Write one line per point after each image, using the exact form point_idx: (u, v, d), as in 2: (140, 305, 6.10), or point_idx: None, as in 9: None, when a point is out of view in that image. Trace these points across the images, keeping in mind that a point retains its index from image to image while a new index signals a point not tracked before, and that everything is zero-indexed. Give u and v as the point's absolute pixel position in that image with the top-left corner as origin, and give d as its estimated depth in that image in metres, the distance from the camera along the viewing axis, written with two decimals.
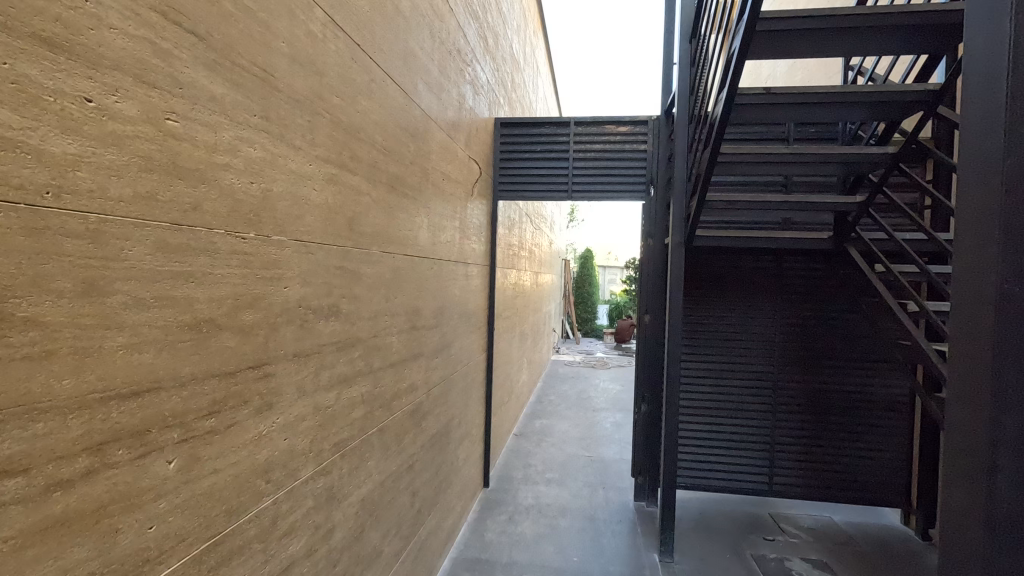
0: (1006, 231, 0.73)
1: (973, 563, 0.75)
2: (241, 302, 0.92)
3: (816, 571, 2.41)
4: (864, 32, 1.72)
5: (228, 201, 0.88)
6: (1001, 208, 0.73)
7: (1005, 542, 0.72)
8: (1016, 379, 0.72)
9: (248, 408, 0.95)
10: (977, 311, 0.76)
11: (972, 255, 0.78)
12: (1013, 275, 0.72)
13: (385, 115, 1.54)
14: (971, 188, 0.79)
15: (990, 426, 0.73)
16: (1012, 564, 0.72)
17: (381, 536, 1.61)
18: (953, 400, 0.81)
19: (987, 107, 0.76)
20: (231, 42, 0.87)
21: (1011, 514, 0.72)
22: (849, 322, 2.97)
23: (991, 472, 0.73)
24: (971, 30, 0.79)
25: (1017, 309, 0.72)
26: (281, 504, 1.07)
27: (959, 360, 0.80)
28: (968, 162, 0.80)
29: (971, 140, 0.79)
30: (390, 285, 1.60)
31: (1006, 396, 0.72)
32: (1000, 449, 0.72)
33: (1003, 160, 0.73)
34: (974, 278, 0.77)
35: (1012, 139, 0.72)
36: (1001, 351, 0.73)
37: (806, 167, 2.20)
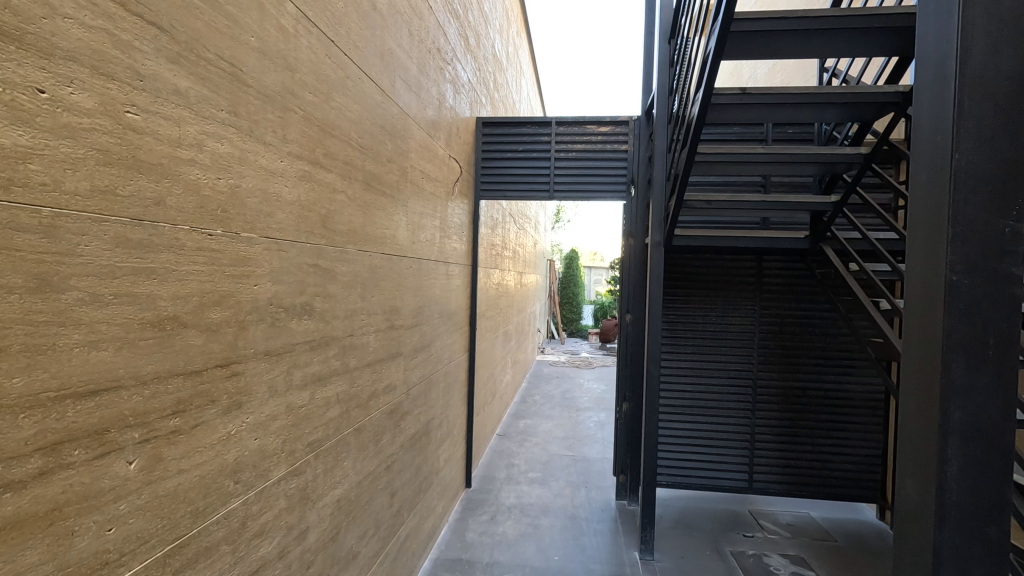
0: (952, 224, 0.74)
1: (925, 552, 0.76)
2: (208, 299, 0.90)
3: (794, 566, 2.44)
4: (838, 33, 1.75)
5: (194, 197, 0.86)
6: (948, 201, 0.74)
7: (952, 531, 0.74)
8: (963, 370, 0.73)
9: (215, 407, 0.93)
10: (928, 307, 0.78)
11: (923, 252, 0.79)
12: (961, 266, 0.74)
13: (362, 114, 1.53)
14: (922, 185, 0.80)
15: (940, 418, 0.74)
16: (957, 551, 0.74)
17: (359, 537, 1.60)
18: (906, 393, 0.82)
19: (937, 101, 0.76)
20: (197, 36, 0.85)
21: (960, 502, 0.74)
22: (826, 320, 3.01)
23: (941, 463, 0.74)
24: (919, 28, 0.81)
25: (964, 300, 0.73)
26: (251, 505, 1.05)
27: (910, 349, 0.81)
28: (920, 159, 0.81)
29: (922, 135, 0.80)
30: (366, 284, 1.59)
31: (952, 386, 0.74)
32: (949, 439, 0.74)
33: (950, 154, 0.74)
34: (924, 271, 0.79)
35: (960, 134, 0.73)
36: (950, 344, 0.74)
37: (781, 168, 2.22)
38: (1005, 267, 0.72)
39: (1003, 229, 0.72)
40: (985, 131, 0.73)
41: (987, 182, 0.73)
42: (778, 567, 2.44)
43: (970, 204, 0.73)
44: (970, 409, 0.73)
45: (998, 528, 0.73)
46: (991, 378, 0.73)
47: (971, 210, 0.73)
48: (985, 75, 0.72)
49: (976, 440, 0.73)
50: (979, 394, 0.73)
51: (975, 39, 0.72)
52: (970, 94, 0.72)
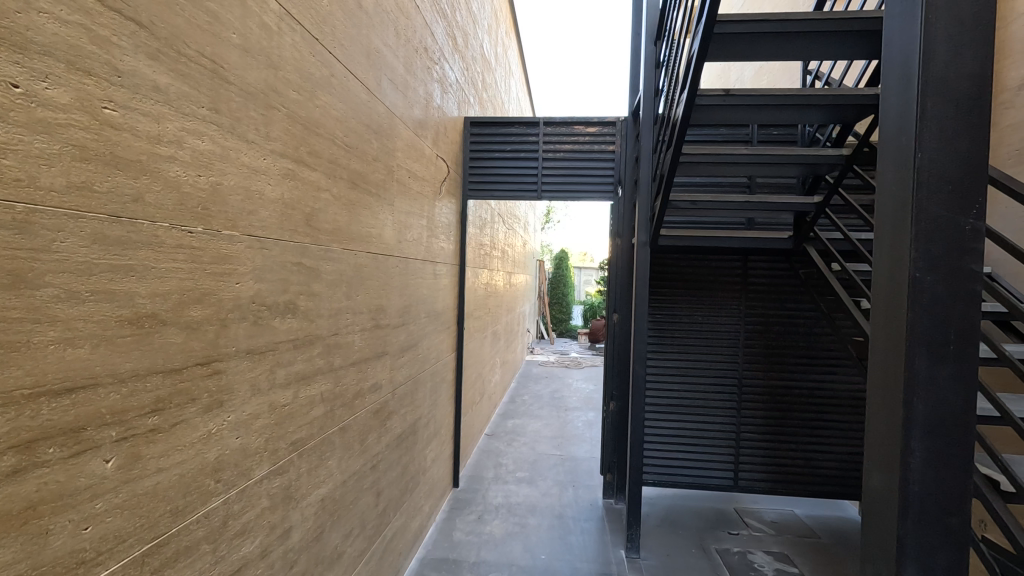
0: (915, 221, 0.75)
1: (891, 542, 0.78)
2: (188, 297, 0.90)
3: (778, 563, 2.47)
4: (820, 35, 1.77)
5: (174, 194, 0.86)
6: (911, 200, 0.76)
7: (916, 521, 0.76)
8: (926, 364, 0.75)
9: (196, 405, 0.93)
10: (893, 304, 0.79)
11: (890, 249, 0.81)
12: (924, 262, 0.75)
13: (347, 112, 1.53)
14: (889, 185, 0.81)
15: (903, 410, 0.76)
16: (921, 542, 0.76)
17: (344, 536, 1.59)
18: (874, 387, 0.84)
19: (903, 101, 0.78)
20: (177, 32, 0.85)
21: (923, 493, 0.75)
22: (810, 320, 3.04)
23: (905, 454, 0.76)
24: (886, 31, 0.83)
25: (928, 296, 0.75)
26: (233, 504, 1.04)
27: (878, 345, 0.83)
28: (886, 159, 0.83)
29: (889, 135, 0.82)
30: (351, 283, 1.59)
31: (916, 380, 0.75)
32: (913, 431, 0.75)
33: (913, 154, 0.75)
34: (892, 267, 0.80)
35: (923, 134, 0.75)
36: (913, 340, 0.75)
37: (765, 168, 2.24)
38: (967, 263, 0.74)
39: (965, 226, 0.74)
40: (947, 131, 0.74)
41: (949, 181, 0.74)
42: (763, 564, 2.46)
43: (932, 203, 0.75)
44: (933, 403, 0.75)
45: (960, 517, 0.75)
46: (954, 372, 0.74)
47: (933, 208, 0.75)
48: (947, 77, 0.73)
49: (938, 432, 0.75)
50: (942, 387, 0.75)
51: (938, 41, 0.73)
52: (934, 94, 0.74)
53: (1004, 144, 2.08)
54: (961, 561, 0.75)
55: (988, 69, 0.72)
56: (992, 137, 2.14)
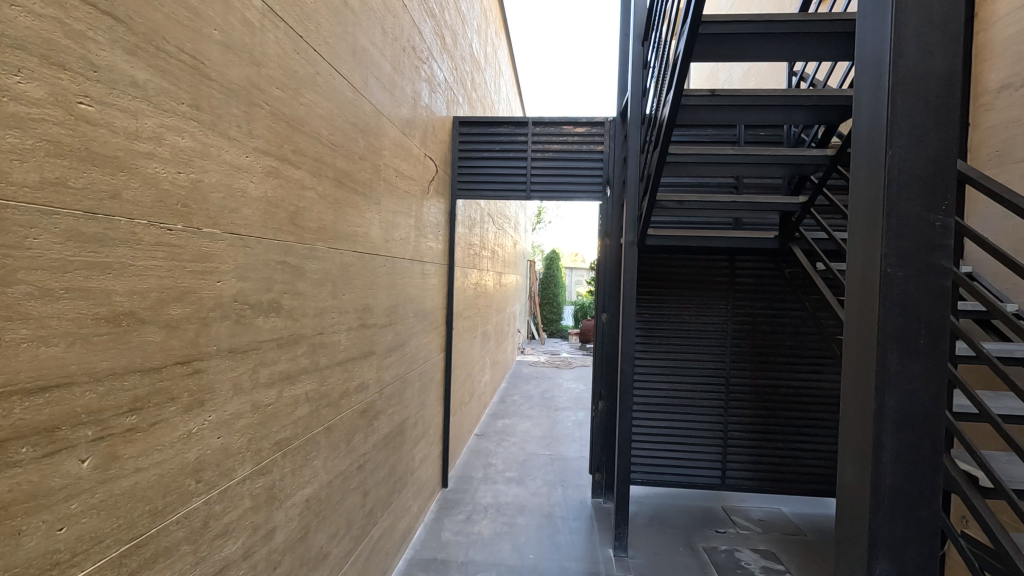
0: (887, 218, 0.76)
1: (862, 535, 0.79)
2: (167, 295, 0.89)
3: (764, 560, 2.48)
4: (805, 36, 1.78)
5: (152, 191, 0.85)
6: (883, 197, 0.77)
7: (887, 514, 0.77)
8: (896, 359, 0.76)
9: (176, 405, 0.92)
10: (866, 299, 0.80)
11: (863, 246, 0.81)
12: (895, 258, 0.76)
13: (333, 110, 1.52)
14: (862, 182, 0.82)
15: (874, 405, 0.77)
16: (891, 534, 0.77)
17: (329, 537, 1.58)
18: (849, 382, 0.84)
19: (875, 99, 0.79)
20: (155, 28, 0.84)
21: (894, 485, 0.76)
22: (796, 319, 3.06)
23: (877, 448, 0.77)
24: (859, 32, 0.84)
25: (898, 292, 0.76)
26: (214, 504, 1.03)
27: (851, 340, 0.84)
28: (859, 157, 0.83)
29: (862, 133, 0.83)
30: (337, 282, 1.58)
31: (887, 374, 0.76)
32: (884, 426, 0.76)
33: (884, 152, 0.76)
34: (864, 264, 0.81)
35: (893, 131, 0.75)
36: (885, 336, 0.76)
37: (750, 168, 2.26)
38: (936, 259, 0.75)
39: (934, 222, 0.75)
40: (917, 129, 0.75)
41: (919, 178, 0.75)
42: (749, 562, 2.48)
43: (903, 200, 0.75)
44: (903, 397, 0.76)
45: (929, 509, 0.76)
46: (924, 367, 0.75)
47: (904, 205, 0.75)
48: (917, 76, 0.74)
49: (908, 425, 0.76)
50: (911, 382, 0.76)
51: (908, 40, 0.74)
52: (904, 92, 0.75)
53: (984, 146, 2.11)
54: (930, 551, 0.76)
55: (957, 68, 0.73)
56: (973, 138, 2.17)
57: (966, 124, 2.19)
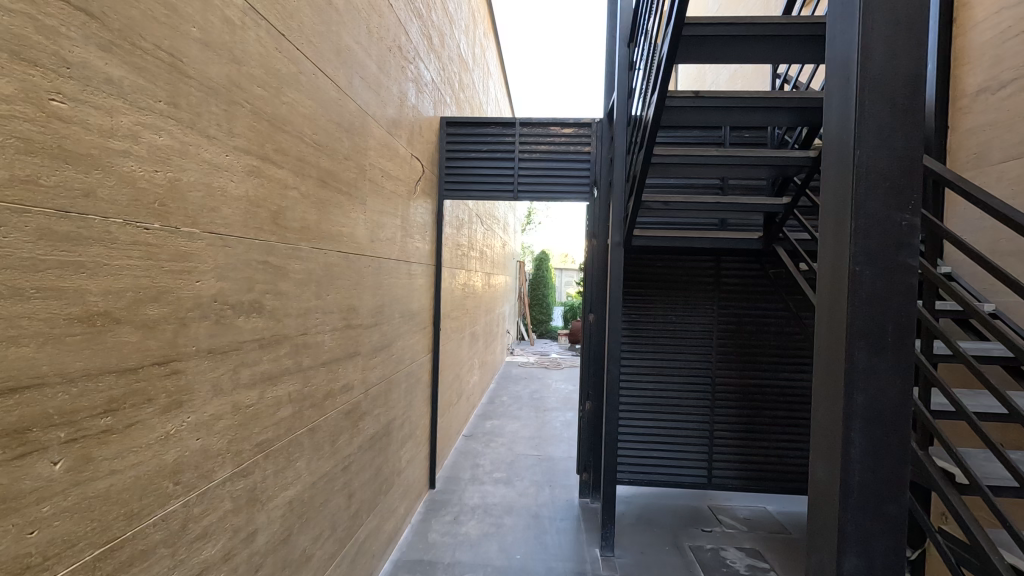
0: (855, 216, 0.77)
1: (832, 530, 0.79)
2: (144, 295, 0.88)
3: (749, 559, 2.50)
4: (788, 39, 1.80)
5: (128, 190, 0.84)
6: (850, 197, 0.78)
7: (856, 509, 0.78)
8: (864, 356, 0.77)
9: (153, 406, 0.91)
10: (836, 298, 0.81)
11: (833, 244, 0.82)
12: (863, 257, 0.77)
13: (316, 109, 1.51)
14: (832, 181, 0.83)
15: (844, 402, 0.78)
16: (859, 528, 0.78)
17: (313, 539, 1.57)
18: (820, 379, 0.85)
19: (844, 99, 0.80)
20: (131, 24, 0.83)
21: (862, 482, 0.77)
22: (781, 319, 3.09)
23: (846, 444, 0.78)
24: (829, 33, 0.85)
25: (866, 290, 0.77)
26: (193, 506, 1.02)
27: (822, 338, 0.85)
28: (829, 156, 0.84)
29: (832, 133, 0.84)
30: (321, 283, 1.57)
31: (856, 372, 0.77)
32: (852, 422, 0.77)
33: (853, 153, 0.77)
34: (834, 263, 0.82)
35: (861, 131, 0.76)
36: (853, 333, 0.77)
37: (734, 170, 2.28)
38: (902, 258, 0.76)
39: (901, 221, 0.76)
40: (884, 129, 0.76)
41: (886, 177, 0.76)
42: (734, 560, 2.49)
43: (870, 199, 0.76)
44: (871, 395, 0.77)
45: (897, 505, 0.77)
46: (891, 364, 0.76)
47: (872, 205, 0.77)
48: (884, 77, 0.75)
49: (876, 421, 0.77)
50: (880, 378, 0.77)
51: (875, 41, 0.75)
52: (872, 92, 0.76)
53: (963, 148, 2.15)
54: (898, 546, 0.77)
55: (923, 69, 0.74)
56: (952, 141, 2.20)
57: (946, 127, 2.22)
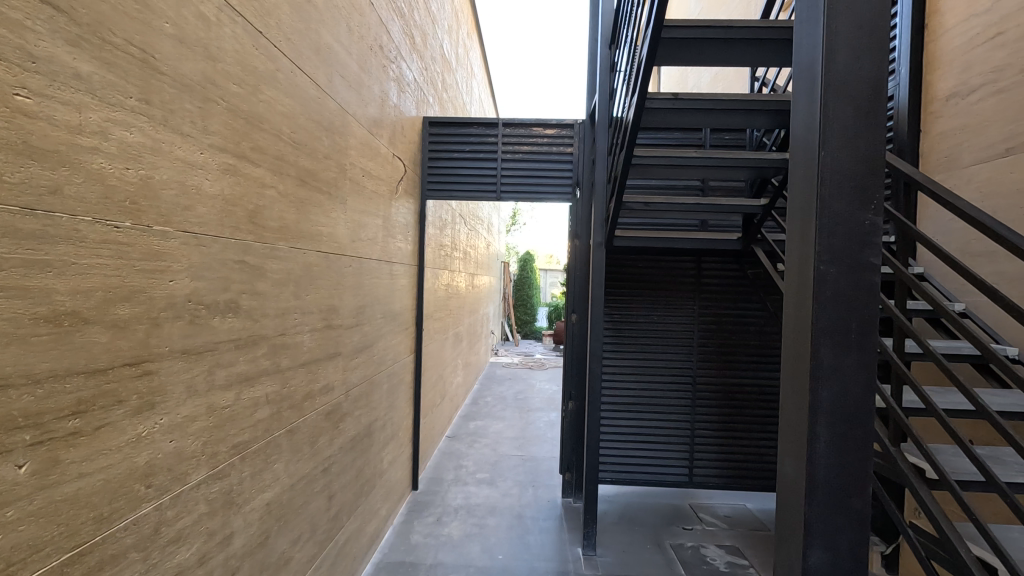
0: (820, 216, 0.78)
1: (799, 525, 0.81)
2: (114, 295, 0.86)
3: (729, 556, 2.54)
4: (764, 42, 1.83)
5: (97, 187, 0.82)
6: (816, 197, 0.79)
7: (822, 503, 0.79)
8: (830, 353, 0.78)
9: (124, 407, 0.89)
10: (802, 296, 0.82)
11: (800, 243, 0.84)
12: (827, 255, 0.78)
13: (294, 107, 1.49)
14: (799, 181, 0.85)
15: (810, 398, 0.79)
16: (825, 522, 0.79)
17: (292, 542, 1.55)
18: (787, 377, 0.87)
19: (810, 100, 0.81)
20: (101, 19, 0.82)
21: (828, 476, 0.79)
22: (761, 319, 3.14)
23: (812, 439, 0.79)
24: (796, 36, 0.86)
25: (831, 287, 0.78)
26: (166, 510, 1.01)
27: (790, 334, 0.86)
28: (797, 156, 0.86)
29: (798, 134, 0.85)
30: (300, 282, 1.55)
31: (821, 369, 0.79)
32: (818, 417, 0.79)
33: (818, 153, 0.79)
34: (800, 262, 0.83)
35: (826, 131, 0.78)
36: (819, 331, 0.79)
37: (713, 171, 2.31)
38: (865, 257, 0.78)
39: (865, 221, 0.78)
40: (848, 131, 0.77)
41: (850, 178, 0.78)
42: (715, 558, 2.52)
43: (835, 199, 0.78)
44: (836, 391, 0.79)
45: (860, 499, 0.79)
46: (855, 361, 0.78)
47: (836, 205, 0.78)
48: (848, 78, 0.77)
49: (840, 417, 0.78)
50: (844, 374, 0.78)
51: (839, 45, 0.76)
52: (836, 94, 0.77)
53: (934, 151, 2.20)
54: (862, 539, 0.78)
55: (884, 73, 0.76)
56: (924, 145, 2.25)
57: (918, 130, 2.27)
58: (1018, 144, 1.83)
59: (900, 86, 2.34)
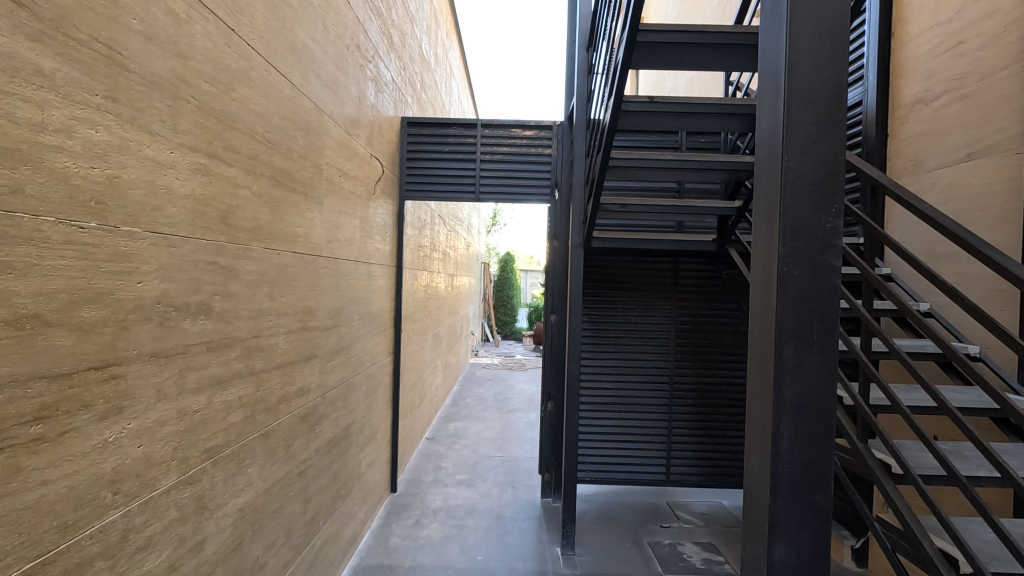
0: (784, 219, 0.80)
1: (764, 521, 0.83)
2: (79, 297, 0.84)
3: (705, 553, 2.58)
4: (737, 48, 1.87)
5: (61, 186, 0.80)
6: (779, 199, 0.81)
7: (786, 499, 0.81)
8: (793, 353, 0.80)
9: (90, 412, 0.87)
10: (767, 297, 0.84)
11: (764, 245, 0.86)
12: (790, 258, 0.80)
13: (269, 106, 1.47)
14: (763, 184, 0.87)
15: (774, 397, 0.81)
16: (789, 517, 0.81)
17: (266, 547, 1.53)
18: (753, 376, 0.88)
19: (773, 106, 0.83)
20: (65, 15, 0.80)
21: (791, 473, 0.81)
22: (736, 319, 3.19)
23: (775, 437, 0.81)
24: (761, 43, 0.88)
25: (794, 288, 0.80)
26: (134, 516, 0.98)
27: (756, 334, 0.88)
28: (761, 161, 0.87)
29: (763, 138, 0.87)
30: (274, 284, 1.53)
31: (784, 367, 0.81)
32: (782, 416, 0.81)
33: (781, 158, 0.80)
34: (765, 264, 0.85)
35: (788, 136, 0.80)
36: (782, 331, 0.80)
37: (689, 173, 2.35)
38: (827, 259, 0.80)
39: (826, 224, 0.80)
40: (810, 137, 0.80)
41: (812, 182, 0.80)
42: (691, 555, 2.56)
43: (797, 203, 0.80)
44: (799, 390, 0.81)
45: (822, 494, 0.80)
46: (817, 360, 0.80)
47: (799, 208, 0.80)
48: (809, 85, 0.79)
49: (803, 415, 0.81)
50: (807, 373, 0.80)
51: (801, 53, 0.79)
52: (798, 101, 0.79)
53: (901, 155, 2.26)
54: (825, 534, 0.81)
55: (845, 81, 0.78)
56: (891, 149, 2.32)
57: (886, 135, 2.34)
58: (979, 149, 1.90)
59: (868, 92, 2.40)
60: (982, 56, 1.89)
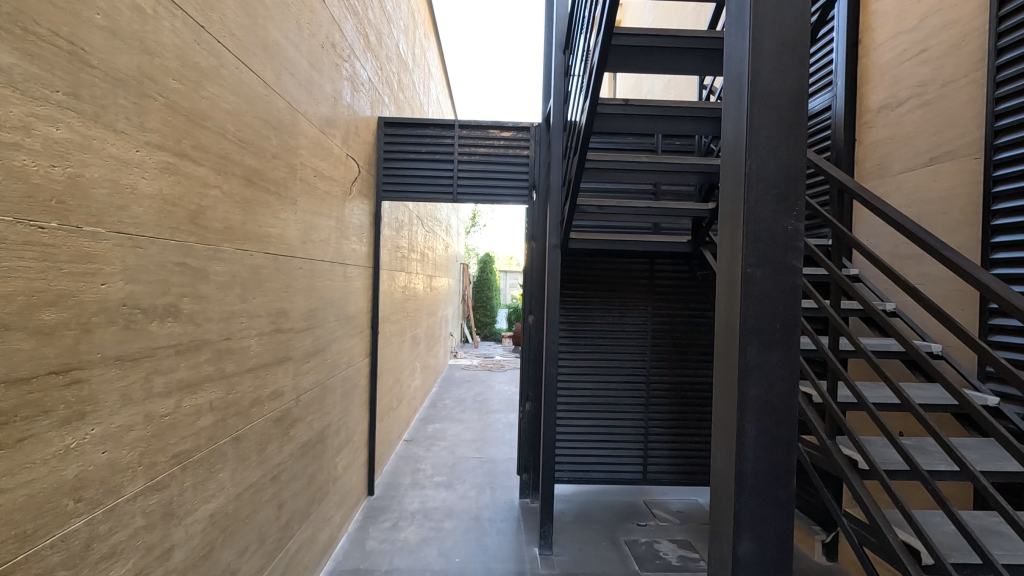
0: (747, 221, 0.82)
1: (730, 517, 0.84)
2: (39, 299, 0.82)
3: (681, 550, 2.61)
4: (710, 53, 1.90)
5: (19, 185, 0.78)
6: (743, 202, 0.82)
7: (751, 495, 0.82)
8: (756, 352, 0.82)
9: (50, 418, 0.85)
10: (731, 298, 0.86)
11: (729, 247, 0.87)
12: (753, 259, 0.82)
13: (240, 105, 1.45)
14: (728, 187, 0.88)
15: (739, 397, 0.82)
16: (754, 512, 0.83)
17: (238, 553, 1.50)
18: (719, 375, 0.90)
19: (738, 110, 0.85)
20: (24, 9, 0.78)
21: (755, 470, 0.82)
22: (710, 319, 3.25)
23: (740, 434, 0.82)
24: (726, 48, 0.90)
25: (757, 289, 0.82)
26: (98, 524, 0.96)
27: (721, 334, 0.89)
28: (725, 164, 0.89)
29: (727, 142, 0.89)
30: (246, 285, 1.51)
31: (748, 366, 0.82)
32: (746, 414, 0.82)
33: (745, 162, 0.82)
34: (729, 266, 0.87)
35: (752, 140, 0.81)
36: (746, 332, 0.82)
37: (664, 176, 2.38)
38: (789, 261, 0.82)
39: (788, 227, 0.82)
40: (772, 142, 0.82)
41: (774, 186, 0.82)
42: (667, 552, 2.59)
43: (760, 206, 0.82)
44: (763, 389, 0.82)
45: (786, 491, 0.82)
46: (780, 359, 0.82)
47: (761, 211, 0.82)
48: (771, 91, 0.81)
49: (767, 413, 0.82)
50: (770, 372, 0.82)
51: (764, 59, 0.80)
52: (761, 106, 0.81)
53: (868, 159, 2.32)
54: (789, 529, 0.82)
55: (806, 87, 0.80)
56: (859, 153, 2.38)
57: (853, 139, 2.40)
58: (941, 153, 1.96)
59: (837, 97, 2.46)
60: (943, 64, 1.96)
